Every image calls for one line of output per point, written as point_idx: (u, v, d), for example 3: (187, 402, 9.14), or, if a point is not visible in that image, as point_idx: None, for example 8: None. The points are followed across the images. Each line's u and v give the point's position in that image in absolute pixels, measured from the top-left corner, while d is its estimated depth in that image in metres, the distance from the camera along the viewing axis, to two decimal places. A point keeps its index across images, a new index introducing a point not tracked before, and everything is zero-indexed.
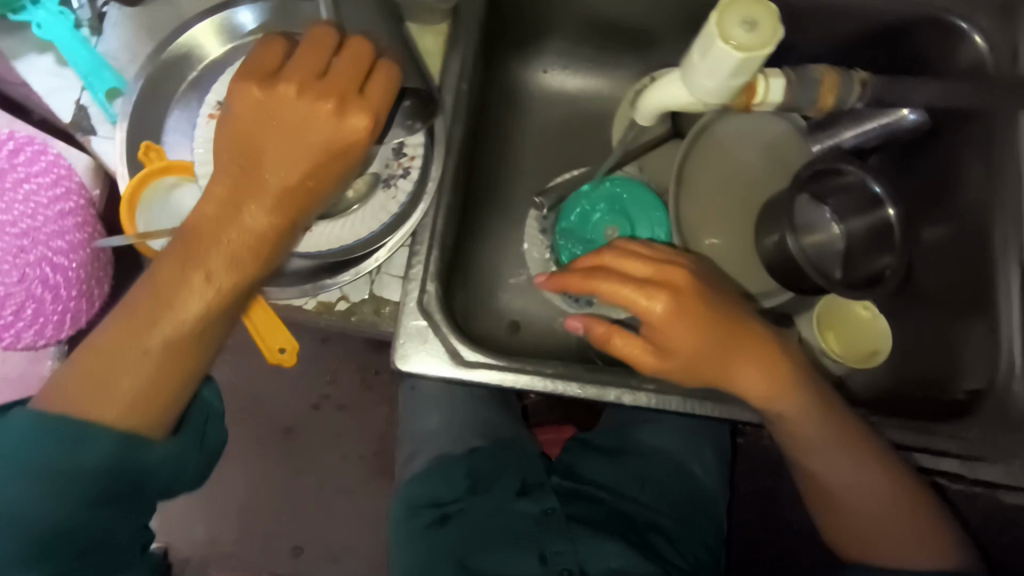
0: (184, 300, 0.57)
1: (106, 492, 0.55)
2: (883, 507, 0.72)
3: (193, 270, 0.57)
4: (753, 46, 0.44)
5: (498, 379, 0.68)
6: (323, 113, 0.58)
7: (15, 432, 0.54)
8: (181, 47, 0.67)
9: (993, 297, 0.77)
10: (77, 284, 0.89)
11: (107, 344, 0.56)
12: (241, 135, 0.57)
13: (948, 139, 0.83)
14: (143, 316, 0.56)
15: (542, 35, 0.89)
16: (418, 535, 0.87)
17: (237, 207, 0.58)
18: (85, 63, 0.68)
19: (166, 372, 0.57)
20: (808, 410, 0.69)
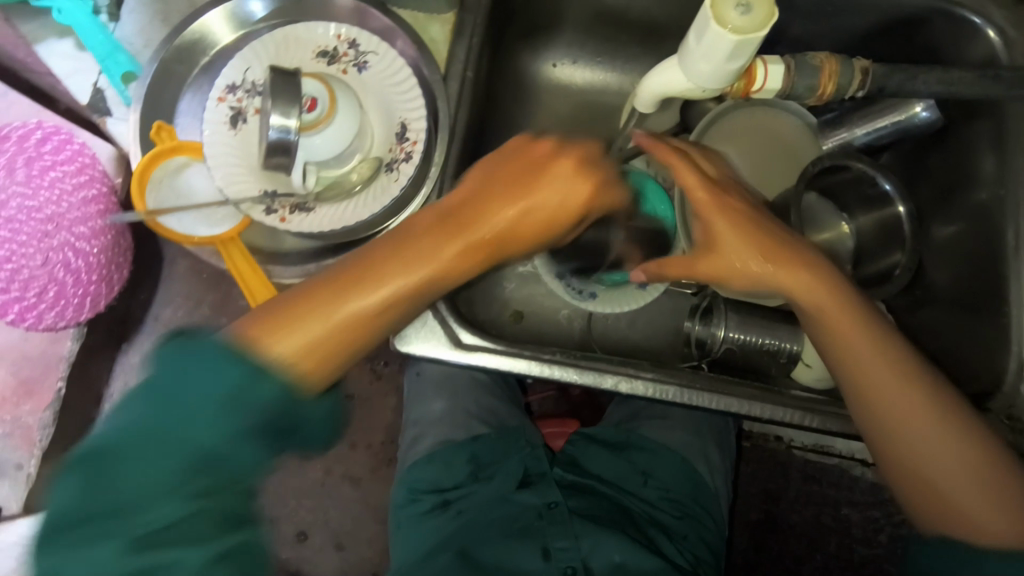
0: (387, 275, 0.57)
1: (267, 430, 0.48)
2: (956, 453, 0.63)
3: (416, 265, 0.57)
4: (748, 30, 0.45)
5: (496, 363, 0.70)
6: (553, 192, 0.60)
7: (206, 355, 0.47)
8: (193, 31, 0.69)
9: (1005, 297, 0.73)
10: (98, 270, 0.92)
11: (307, 295, 0.56)
12: (486, 175, 0.60)
13: (962, 136, 0.81)
14: (350, 277, 0.56)
15: (553, 27, 0.90)
16: (420, 519, 0.89)
17: (456, 231, 0.59)
18: (101, 48, 0.70)
19: (352, 336, 0.56)
20: (874, 340, 0.65)
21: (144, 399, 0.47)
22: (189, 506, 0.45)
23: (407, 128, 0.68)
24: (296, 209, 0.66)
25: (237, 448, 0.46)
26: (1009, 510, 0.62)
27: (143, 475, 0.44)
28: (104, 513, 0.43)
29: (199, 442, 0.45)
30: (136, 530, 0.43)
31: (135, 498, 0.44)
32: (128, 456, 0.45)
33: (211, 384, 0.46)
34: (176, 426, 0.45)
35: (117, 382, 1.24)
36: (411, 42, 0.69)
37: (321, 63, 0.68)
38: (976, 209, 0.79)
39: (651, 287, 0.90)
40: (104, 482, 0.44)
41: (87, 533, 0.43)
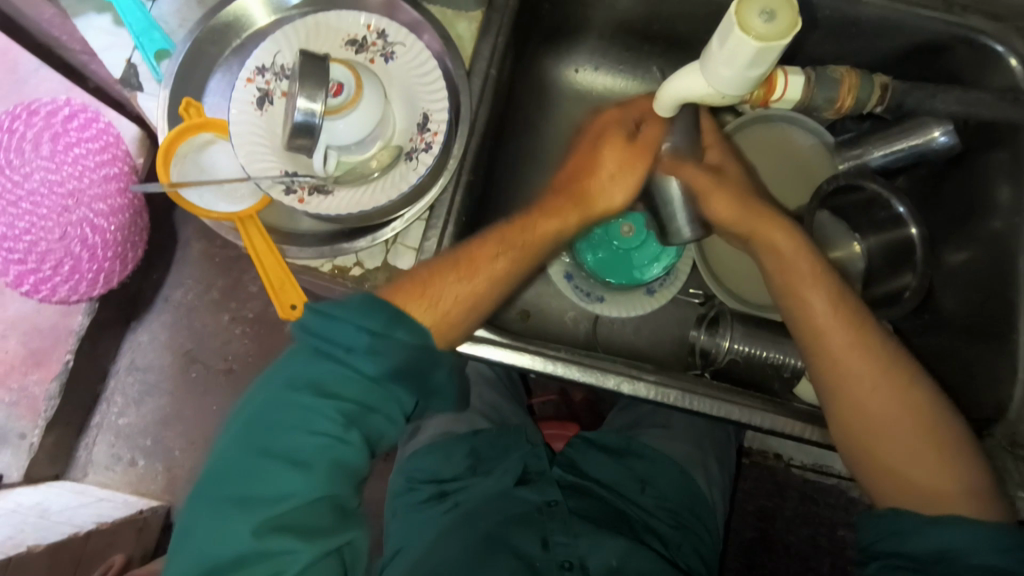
0: (501, 247, 0.68)
1: (404, 377, 0.59)
2: (915, 432, 0.63)
3: (529, 231, 0.69)
4: (771, 37, 0.45)
5: (503, 357, 0.72)
6: (615, 169, 0.72)
7: (352, 314, 0.58)
8: (229, 14, 0.71)
9: (1013, 324, 0.73)
10: (113, 247, 0.94)
11: (435, 268, 0.66)
12: (583, 162, 0.73)
13: (976, 163, 0.81)
14: (474, 250, 0.67)
15: (577, 33, 0.91)
16: (416, 509, 0.89)
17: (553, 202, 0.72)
18: (138, 24, 0.72)
19: (485, 294, 0.67)
20: (865, 343, 0.65)
21: (311, 364, 0.58)
22: (345, 455, 0.57)
23: (428, 119, 0.69)
24: (313, 190, 0.67)
25: (384, 405, 0.59)
26: (956, 482, 0.61)
27: (312, 423, 0.56)
28: (277, 457, 0.55)
29: (359, 398, 0.58)
30: (304, 473, 0.55)
31: (305, 443, 0.56)
32: (303, 406, 0.57)
33: (367, 356, 0.57)
34: (342, 385, 0.57)
35: (123, 359, 1.25)
36: (438, 37, 0.71)
37: (350, 51, 0.70)
38: (989, 237, 0.79)
39: (659, 292, 0.92)
40: (279, 430, 0.56)
41: (263, 472, 0.54)
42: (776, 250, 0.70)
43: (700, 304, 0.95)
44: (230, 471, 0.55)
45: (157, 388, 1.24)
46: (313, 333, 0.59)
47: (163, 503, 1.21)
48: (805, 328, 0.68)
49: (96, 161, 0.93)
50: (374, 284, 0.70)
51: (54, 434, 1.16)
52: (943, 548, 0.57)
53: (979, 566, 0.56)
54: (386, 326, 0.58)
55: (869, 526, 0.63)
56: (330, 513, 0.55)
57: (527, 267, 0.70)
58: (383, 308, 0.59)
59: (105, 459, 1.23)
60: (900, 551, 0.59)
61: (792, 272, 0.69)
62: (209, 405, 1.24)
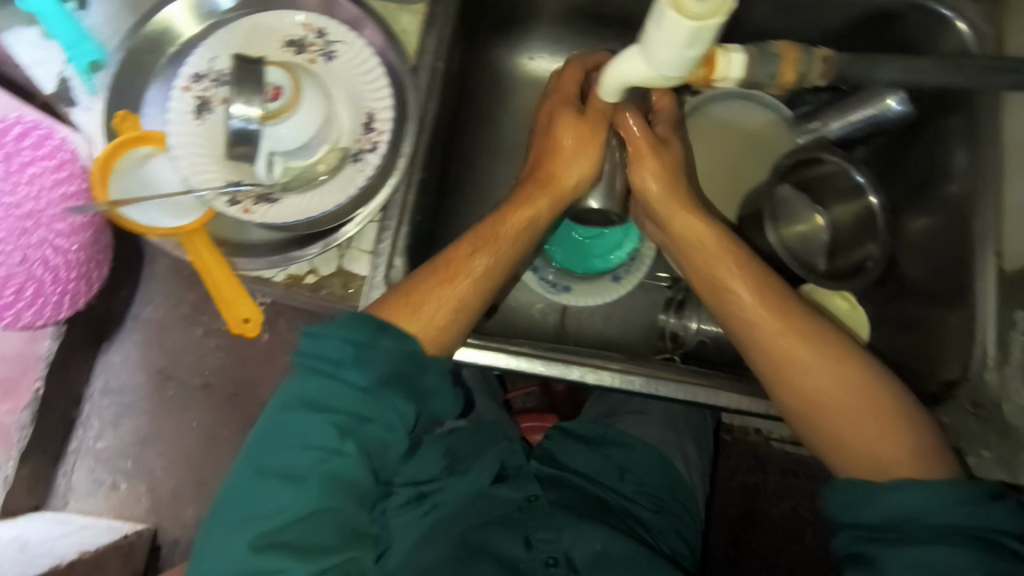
0: (480, 254, 0.67)
1: (395, 385, 0.59)
2: (860, 396, 0.64)
3: (502, 224, 0.69)
4: (705, 16, 0.44)
5: (502, 363, 0.71)
6: (572, 146, 0.72)
7: (340, 330, 0.59)
8: (156, 24, 0.68)
9: (972, 286, 0.73)
10: (77, 267, 0.81)
11: (416, 283, 0.65)
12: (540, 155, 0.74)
13: (932, 129, 0.81)
14: (453, 259, 0.66)
15: (529, 19, 0.89)
16: (395, 515, 0.85)
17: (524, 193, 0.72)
18: (66, 35, 0.67)
19: (468, 302, 0.66)
20: (793, 319, 0.67)
21: (302, 385, 0.59)
22: (342, 468, 0.57)
23: (373, 118, 0.68)
24: (259, 200, 0.65)
25: (379, 414, 0.59)
26: (907, 446, 0.61)
27: (308, 440, 0.57)
28: (274, 478, 0.56)
29: (350, 410, 0.58)
30: (301, 491, 0.56)
31: (299, 461, 0.57)
32: (299, 424, 0.57)
33: (352, 368, 0.58)
34: (332, 399, 0.58)
35: (96, 382, 1.20)
36: (379, 33, 0.69)
37: (289, 53, 0.68)
38: (947, 202, 0.79)
39: (625, 279, 0.91)
40: (276, 452, 0.57)
41: (262, 495, 0.56)
42: (703, 242, 0.71)
43: (668, 287, 0.94)
44: (233, 498, 0.56)
45: (134, 408, 1.20)
46: (305, 355, 0.60)
47: (149, 525, 1.19)
48: (732, 313, 0.69)
49: (52, 176, 0.77)
50: (331, 291, 0.69)
51: (30, 464, 1.12)
52: (897, 514, 0.58)
53: (936, 527, 0.56)
54: (368, 336, 0.59)
55: (832, 500, 0.63)
56: (332, 529, 0.56)
57: (511, 261, 0.70)
58: (363, 319, 0.59)
59: (86, 484, 1.19)
60: (860, 522, 0.60)
61: (717, 264, 0.70)
62: (188, 422, 1.21)
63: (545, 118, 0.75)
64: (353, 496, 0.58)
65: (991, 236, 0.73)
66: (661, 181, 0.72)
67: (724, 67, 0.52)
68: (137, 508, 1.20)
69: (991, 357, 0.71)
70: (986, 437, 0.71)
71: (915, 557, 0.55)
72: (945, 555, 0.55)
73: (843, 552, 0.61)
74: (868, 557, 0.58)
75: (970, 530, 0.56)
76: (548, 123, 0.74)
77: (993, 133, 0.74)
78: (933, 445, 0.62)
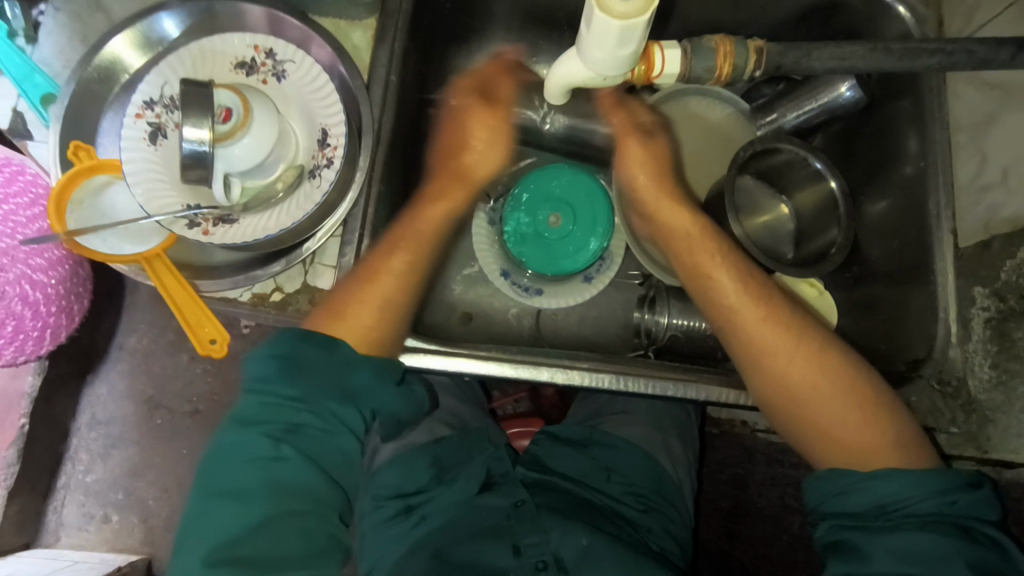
0: (394, 256, 0.68)
1: (337, 394, 0.62)
2: (842, 388, 0.64)
3: (419, 222, 0.71)
4: (632, 15, 0.45)
5: (486, 369, 0.72)
6: (482, 141, 0.75)
7: (282, 346, 0.62)
8: (104, 60, 0.69)
9: (931, 263, 0.74)
10: (57, 300, 0.79)
11: (340, 297, 0.67)
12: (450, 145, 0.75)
13: (882, 113, 0.82)
14: (372, 263, 0.68)
15: (484, 29, 0.91)
16: (382, 529, 0.83)
17: (440, 187, 0.73)
18: (17, 70, 0.69)
19: (394, 305, 0.68)
20: (779, 309, 0.68)
21: (241, 406, 0.61)
22: (289, 478, 0.58)
23: (327, 133, 0.69)
24: (218, 221, 0.66)
25: (317, 420, 0.60)
26: (883, 434, 0.63)
27: (248, 452, 0.58)
28: (222, 495, 0.57)
29: (287, 418, 0.60)
30: (251, 502, 0.57)
31: (245, 475, 0.58)
32: (243, 439, 0.59)
33: (282, 382, 0.60)
34: (268, 412, 0.60)
35: (84, 415, 1.18)
36: (328, 48, 0.70)
37: (240, 75, 0.69)
38: (903, 183, 0.79)
39: (597, 278, 0.92)
40: (222, 473, 0.58)
41: (214, 514, 0.56)
42: (685, 237, 0.71)
43: (640, 284, 0.95)
44: (189, 523, 0.57)
45: (123, 439, 1.18)
46: (241, 378, 0.62)
47: (144, 556, 1.16)
48: (721, 300, 0.68)
49: (28, 214, 0.73)
50: (298, 307, 0.70)
51: (18, 502, 1.10)
52: (880, 501, 0.58)
53: (918, 514, 0.56)
54: (294, 347, 0.62)
55: (813, 489, 0.63)
56: (291, 533, 0.56)
57: (431, 257, 0.71)
58: (289, 334, 0.62)
59: (77, 519, 1.17)
60: (844, 510, 0.60)
61: (701, 258, 0.70)
62: (178, 449, 1.18)
63: (457, 116, 0.76)
64: (311, 501, 0.58)
65: (945, 215, 0.74)
66: (648, 171, 0.73)
67: (660, 63, 0.54)
68: (129, 540, 1.17)
69: (953, 334, 0.72)
70: (954, 414, 0.74)
71: (899, 543, 0.55)
72: (929, 542, 0.55)
73: (824, 541, 0.60)
74: (852, 545, 0.58)
75: (952, 518, 0.56)
76: (459, 118, 0.76)
77: (940, 114, 0.76)
78: (908, 435, 0.64)
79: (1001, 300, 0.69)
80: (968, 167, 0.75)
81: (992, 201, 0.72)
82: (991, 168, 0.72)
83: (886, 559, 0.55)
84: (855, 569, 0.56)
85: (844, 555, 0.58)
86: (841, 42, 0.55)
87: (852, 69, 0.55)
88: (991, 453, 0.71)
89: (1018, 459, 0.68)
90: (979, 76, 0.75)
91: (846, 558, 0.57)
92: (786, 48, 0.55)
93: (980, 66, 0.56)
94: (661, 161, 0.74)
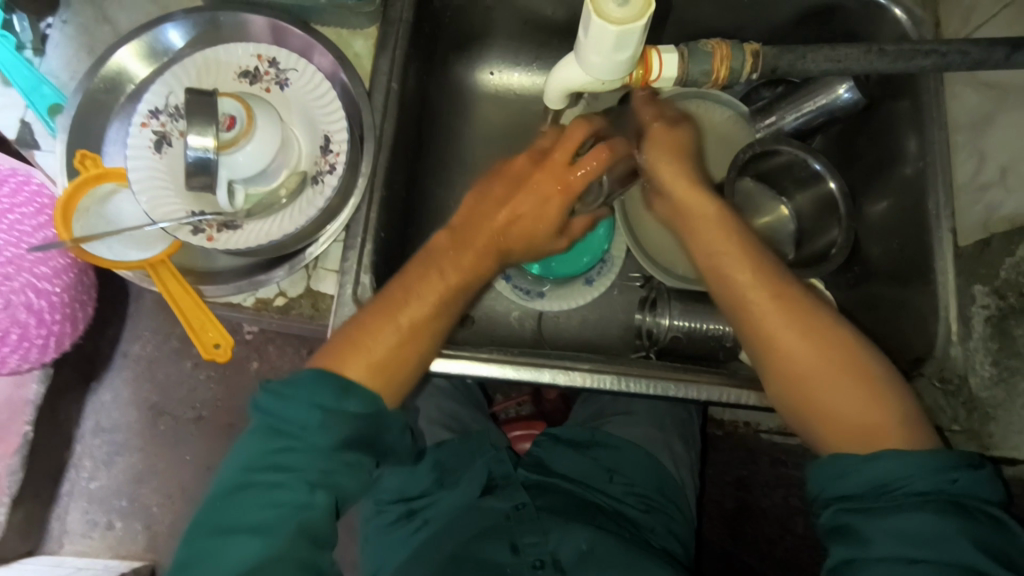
0: (418, 297, 0.65)
1: (364, 438, 0.60)
2: (851, 368, 0.63)
3: (453, 279, 0.67)
4: (628, 20, 0.46)
5: (489, 372, 0.72)
6: (523, 210, 0.68)
7: (310, 391, 0.59)
8: (109, 70, 0.70)
9: (931, 262, 0.75)
10: (62, 308, 0.79)
11: (357, 332, 0.64)
12: (481, 209, 0.69)
13: (879, 114, 0.83)
14: (393, 303, 0.65)
15: (484, 35, 0.91)
16: (386, 532, 0.85)
17: (466, 253, 0.67)
18: (25, 82, 0.70)
19: (415, 347, 0.65)
20: (788, 288, 0.66)
21: (263, 442, 0.58)
22: (315, 522, 0.57)
23: (329, 139, 0.70)
24: (222, 227, 0.67)
25: (348, 470, 0.59)
26: (890, 415, 0.61)
27: (275, 498, 0.56)
28: (240, 534, 0.54)
29: (318, 467, 0.57)
30: (270, 546, 0.54)
31: (267, 517, 0.55)
32: (267, 485, 0.56)
33: (320, 431, 0.58)
34: (300, 459, 0.57)
35: (88, 422, 1.18)
36: (331, 57, 0.71)
37: (243, 83, 0.70)
38: (903, 183, 0.80)
39: (597, 281, 0.92)
40: (238, 510, 0.55)
41: (226, 551, 0.54)
42: (699, 214, 0.69)
43: (641, 286, 0.95)
44: (194, 560, 0.53)
45: (127, 446, 1.18)
46: (267, 412, 0.59)
47: (146, 562, 1.16)
48: (729, 277, 0.67)
49: (33, 224, 0.74)
50: (301, 311, 0.71)
51: (22, 510, 1.10)
52: (880, 481, 0.57)
53: (918, 493, 0.56)
54: (336, 399, 0.59)
55: (817, 475, 0.61)
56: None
57: (457, 312, 0.69)
58: (329, 381, 0.59)
59: (80, 526, 1.17)
60: (844, 493, 0.59)
61: (714, 237, 0.68)
62: (181, 455, 1.19)
63: (513, 174, 0.70)
64: (326, 549, 0.57)
65: (945, 214, 0.75)
66: (669, 161, 0.72)
67: (657, 66, 0.54)
68: (132, 546, 1.17)
69: (953, 332, 0.72)
70: (955, 411, 0.73)
71: (901, 524, 0.55)
72: (930, 521, 0.54)
73: (827, 527, 0.60)
74: (853, 529, 0.57)
75: (952, 496, 0.55)
76: (522, 186, 0.69)
77: (938, 114, 0.76)
78: (915, 415, 0.61)
79: (1001, 297, 0.69)
80: (966, 166, 0.75)
81: (991, 200, 0.72)
82: (989, 167, 0.73)
83: (888, 541, 0.55)
84: (857, 552, 0.55)
85: (845, 539, 0.57)
86: (836, 45, 0.55)
87: (848, 71, 0.56)
88: (993, 450, 0.70)
89: (1020, 457, 0.67)
90: (976, 77, 0.75)
91: (848, 543, 0.57)
92: (782, 51, 0.55)
93: (975, 66, 0.57)
94: (683, 148, 0.74)
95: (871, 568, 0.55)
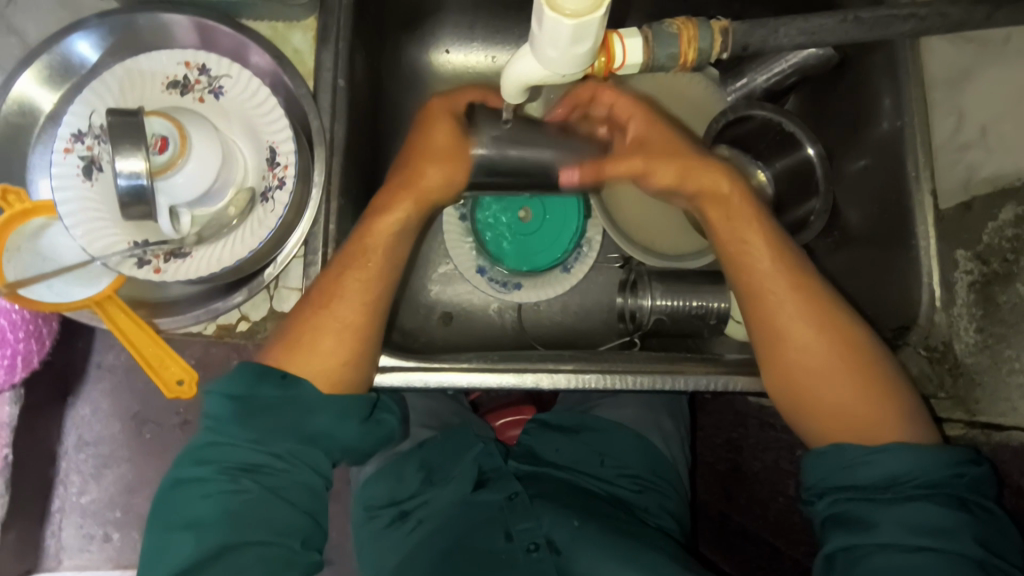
0: (348, 304, 0.64)
1: (290, 428, 0.61)
2: (860, 368, 0.64)
3: (369, 236, 0.65)
4: (584, 12, 0.42)
5: (470, 382, 0.70)
6: (445, 145, 0.69)
7: (242, 379, 0.60)
8: (11, 103, 0.63)
9: (913, 230, 0.73)
10: (25, 325, 0.73)
11: (305, 334, 0.64)
12: (412, 160, 0.69)
13: (855, 69, 0.78)
14: (325, 314, 0.64)
15: (435, 12, 0.85)
16: (377, 538, 0.81)
17: (388, 197, 0.67)
18: None
19: (358, 348, 0.64)
20: (810, 287, 0.66)
21: (197, 444, 0.61)
22: (246, 508, 0.58)
23: (275, 151, 0.65)
24: (169, 257, 0.63)
25: (275, 460, 0.60)
26: (892, 412, 0.63)
27: (204, 487, 0.58)
28: (179, 528, 0.57)
29: (243, 457, 0.59)
30: (207, 534, 0.56)
31: (204, 509, 0.57)
32: (198, 478, 0.59)
33: (238, 424, 0.60)
34: (222, 452, 0.59)
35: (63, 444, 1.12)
36: (269, 57, 0.66)
37: (173, 95, 0.64)
38: (880, 141, 0.77)
39: (574, 269, 0.90)
40: (177, 507, 0.58)
41: (170, 548, 0.56)
42: (718, 203, 0.68)
43: (620, 267, 0.92)
44: (148, 558, 0.57)
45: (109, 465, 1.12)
46: (204, 413, 0.62)
47: None
48: (739, 276, 0.67)
49: None
50: (267, 334, 0.68)
51: None
52: (890, 475, 0.59)
53: (919, 486, 0.58)
54: (248, 386, 0.60)
55: (818, 465, 0.63)
56: (253, 560, 0.56)
57: (397, 271, 0.67)
58: (246, 370, 0.61)
59: (77, 540, 1.03)
60: (849, 484, 0.61)
61: (735, 224, 0.68)
62: None
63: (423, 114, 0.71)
64: (273, 532, 0.58)
65: (924, 175, 0.72)
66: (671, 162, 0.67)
67: (620, 54, 0.50)
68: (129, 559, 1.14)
69: (937, 299, 0.72)
70: (941, 378, 0.73)
71: (907, 515, 0.57)
72: (933, 513, 0.57)
73: (826, 513, 0.62)
74: (858, 516, 0.59)
75: (957, 491, 0.58)
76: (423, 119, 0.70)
77: (915, 71, 0.73)
78: (913, 412, 0.63)
79: (984, 262, 0.68)
80: (944, 126, 0.72)
81: (971, 160, 0.69)
82: (969, 127, 0.70)
83: (894, 529, 0.57)
84: (859, 539, 0.58)
85: (847, 527, 0.60)
86: (810, 16, 0.51)
87: (821, 45, 0.52)
88: (978, 415, 0.70)
89: (1005, 422, 0.67)
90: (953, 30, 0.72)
91: (851, 530, 0.59)
92: (752, 26, 0.51)
93: (957, 28, 0.54)
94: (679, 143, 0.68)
95: (874, 555, 0.57)
